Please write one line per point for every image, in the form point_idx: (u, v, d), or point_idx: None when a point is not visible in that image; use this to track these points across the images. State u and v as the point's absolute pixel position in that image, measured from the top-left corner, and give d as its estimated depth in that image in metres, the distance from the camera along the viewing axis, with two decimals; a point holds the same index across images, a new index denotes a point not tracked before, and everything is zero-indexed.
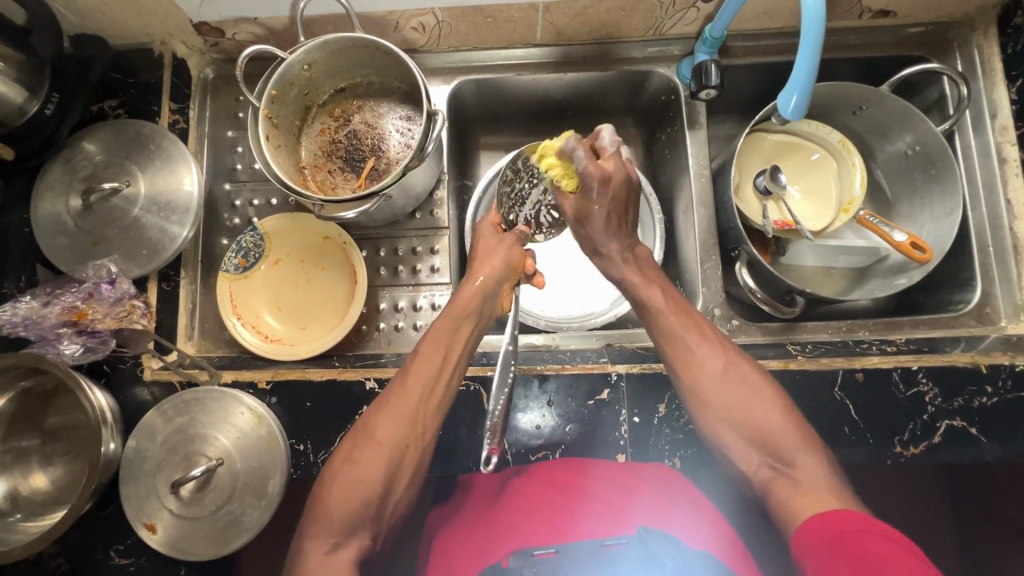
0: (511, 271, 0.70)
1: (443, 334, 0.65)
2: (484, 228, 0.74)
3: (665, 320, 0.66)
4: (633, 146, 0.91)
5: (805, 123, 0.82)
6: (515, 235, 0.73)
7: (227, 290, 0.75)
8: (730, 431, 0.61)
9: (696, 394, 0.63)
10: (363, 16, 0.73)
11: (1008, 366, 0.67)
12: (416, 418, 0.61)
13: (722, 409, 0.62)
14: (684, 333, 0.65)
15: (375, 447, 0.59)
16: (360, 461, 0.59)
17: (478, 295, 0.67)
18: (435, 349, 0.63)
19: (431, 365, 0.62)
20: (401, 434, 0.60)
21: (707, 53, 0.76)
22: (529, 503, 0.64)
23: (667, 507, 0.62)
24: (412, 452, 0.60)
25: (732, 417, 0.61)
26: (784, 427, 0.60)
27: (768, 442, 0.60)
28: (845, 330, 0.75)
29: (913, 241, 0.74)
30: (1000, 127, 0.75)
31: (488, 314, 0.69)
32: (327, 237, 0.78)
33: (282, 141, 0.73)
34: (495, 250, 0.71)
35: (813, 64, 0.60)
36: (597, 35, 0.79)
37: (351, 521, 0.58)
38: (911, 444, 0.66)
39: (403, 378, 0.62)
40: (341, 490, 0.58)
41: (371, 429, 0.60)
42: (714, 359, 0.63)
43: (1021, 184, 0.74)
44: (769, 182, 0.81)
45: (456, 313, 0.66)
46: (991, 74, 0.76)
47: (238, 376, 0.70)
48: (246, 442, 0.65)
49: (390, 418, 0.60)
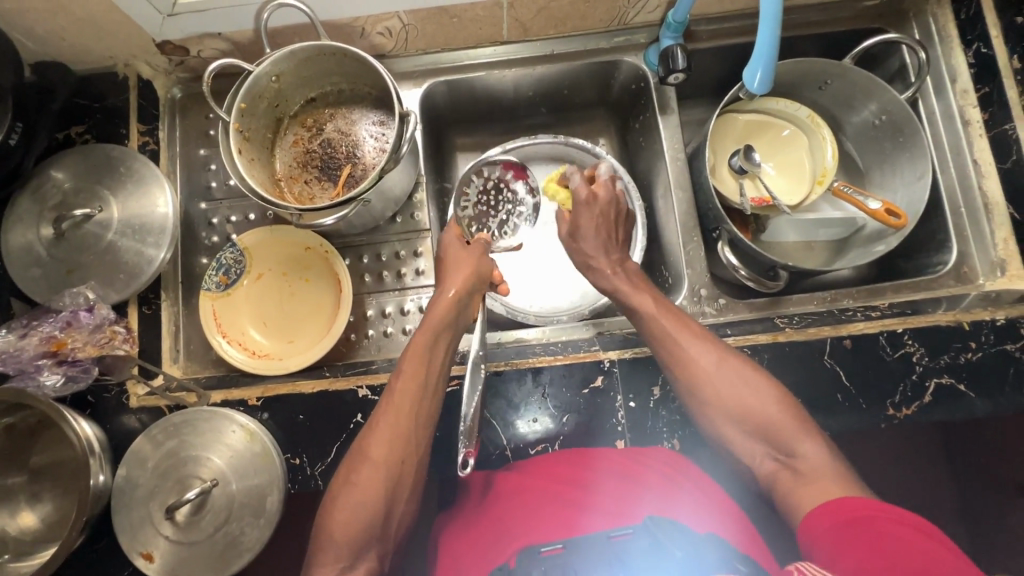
0: (480, 280, 0.71)
1: (423, 347, 0.65)
2: (449, 240, 0.74)
3: (654, 323, 0.66)
4: (608, 137, 0.93)
5: (772, 101, 0.83)
6: (481, 244, 0.75)
7: (209, 309, 0.73)
8: (730, 425, 0.61)
9: (693, 393, 0.63)
10: (328, 24, 0.72)
11: (990, 321, 0.68)
12: (409, 433, 0.60)
13: (720, 402, 0.61)
14: (676, 334, 0.65)
15: (372, 466, 0.58)
16: (356, 483, 0.58)
17: (452, 305, 0.67)
18: (418, 361, 0.63)
19: (416, 380, 0.62)
20: (395, 449, 0.59)
21: (673, 38, 0.76)
22: (537, 499, 0.63)
23: (677, 493, 0.61)
24: (409, 467, 0.59)
25: (730, 409, 0.61)
26: (785, 420, 0.59)
27: (767, 431, 0.59)
28: (830, 299, 0.76)
29: (887, 207, 0.77)
30: (961, 92, 0.77)
31: (462, 323, 0.69)
32: (308, 248, 0.76)
33: (255, 155, 0.72)
34: (466, 258, 0.72)
35: (773, 41, 0.58)
36: (562, 28, 0.80)
37: (353, 548, 0.56)
38: (904, 406, 0.66)
39: (390, 395, 0.61)
40: (342, 513, 0.57)
41: (365, 449, 0.59)
42: (708, 355, 0.63)
43: (985, 145, 0.75)
44: (743, 162, 0.82)
45: (433, 324, 0.66)
46: (948, 41, 0.78)
47: (227, 395, 0.69)
48: (239, 461, 0.64)
49: (381, 434, 0.59)
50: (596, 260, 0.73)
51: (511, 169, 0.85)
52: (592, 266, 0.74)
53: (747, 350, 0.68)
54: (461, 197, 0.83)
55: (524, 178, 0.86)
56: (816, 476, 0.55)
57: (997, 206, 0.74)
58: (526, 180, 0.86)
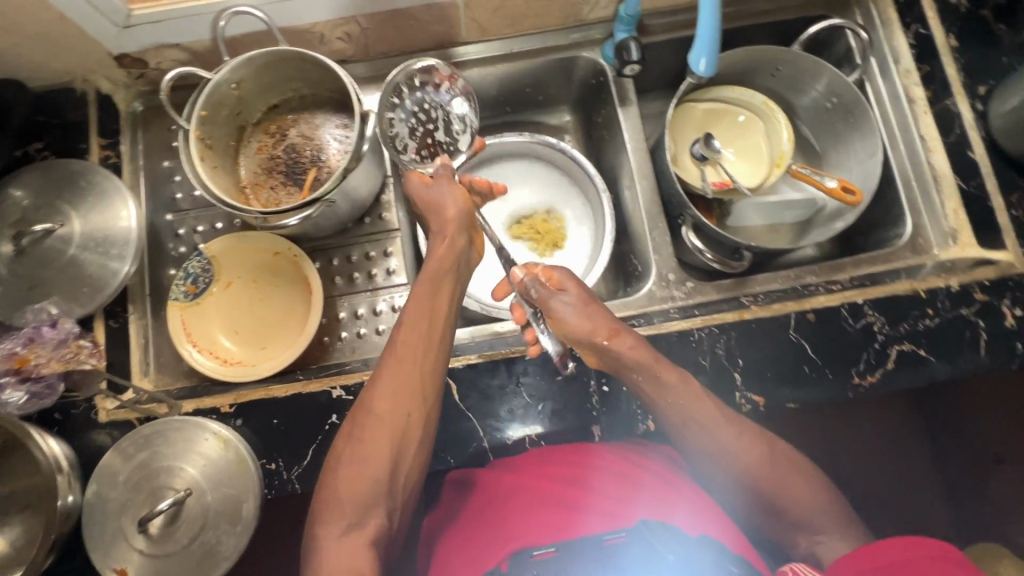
0: (470, 218, 0.70)
1: (425, 301, 0.66)
2: (416, 188, 0.71)
3: (671, 400, 0.64)
4: (573, 133, 0.96)
5: (724, 89, 0.86)
6: (449, 177, 0.71)
7: (178, 319, 0.72)
8: (757, 506, 0.64)
9: (730, 479, 0.63)
10: (286, 30, 0.73)
11: (945, 288, 0.71)
12: (412, 391, 0.62)
13: (752, 488, 0.63)
14: (709, 425, 0.63)
15: (377, 420, 0.60)
16: (363, 440, 0.60)
17: (451, 250, 0.68)
18: (422, 320, 0.64)
19: (420, 333, 0.64)
20: (399, 404, 0.61)
21: (626, 31, 0.78)
22: (534, 499, 0.64)
23: (671, 498, 0.64)
24: (415, 421, 0.62)
25: (761, 494, 0.63)
26: (792, 481, 0.63)
27: (793, 517, 0.63)
28: (793, 276, 0.76)
29: (842, 185, 0.79)
30: (904, 71, 0.80)
31: (464, 270, 0.70)
32: (276, 253, 0.76)
33: (218, 162, 0.72)
34: (443, 206, 0.69)
35: (714, 21, 0.59)
36: (520, 27, 0.82)
37: (361, 509, 0.59)
38: (868, 374, 0.68)
39: (394, 350, 0.63)
40: (347, 472, 0.59)
41: (368, 406, 0.61)
42: (744, 444, 0.62)
43: (931, 121, 0.78)
44: (704, 149, 0.84)
45: (432, 272, 0.67)
46: (889, 23, 0.81)
47: (199, 404, 0.68)
48: (213, 469, 0.64)
49: (386, 393, 0.61)
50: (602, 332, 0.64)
51: (424, 80, 0.78)
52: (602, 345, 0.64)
53: (714, 329, 0.70)
54: (397, 140, 0.77)
55: (440, 81, 0.78)
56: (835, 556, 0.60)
57: (946, 177, 0.76)
58: (443, 81, 0.78)
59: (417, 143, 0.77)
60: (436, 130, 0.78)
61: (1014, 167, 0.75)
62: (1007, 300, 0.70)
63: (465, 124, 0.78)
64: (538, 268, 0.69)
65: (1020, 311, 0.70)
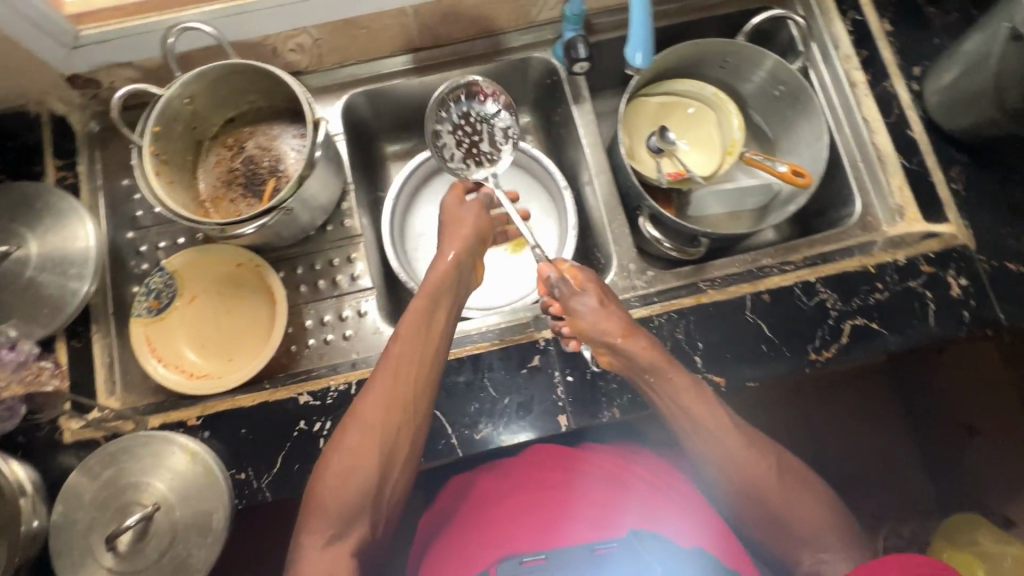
0: (479, 238, 0.75)
1: (421, 318, 0.67)
2: (452, 203, 0.77)
3: (682, 400, 0.63)
4: (534, 134, 0.98)
5: (675, 83, 0.89)
6: (478, 199, 0.78)
7: (142, 335, 0.72)
8: (764, 522, 0.64)
9: (739, 492, 0.64)
10: (237, 43, 0.74)
11: (892, 263, 0.74)
12: (400, 406, 0.62)
13: (755, 501, 0.63)
14: (721, 435, 0.63)
15: (366, 431, 0.61)
16: (351, 448, 0.61)
17: (451, 268, 0.71)
18: (416, 335, 0.65)
19: (417, 343, 0.65)
20: (387, 415, 0.62)
21: (573, 30, 0.80)
22: (526, 506, 0.68)
23: (660, 508, 0.67)
24: (404, 435, 0.63)
25: (767, 508, 0.63)
26: (788, 497, 0.63)
27: (798, 534, 0.63)
28: (751, 259, 0.78)
29: (793, 169, 0.81)
30: (844, 57, 0.83)
31: (461, 289, 0.73)
32: (239, 265, 0.76)
33: (175, 177, 0.73)
34: (464, 219, 0.75)
35: (646, 16, 0.59)
36: (472, 31, 0.84)
37: (345, 518, 0.61)
38: (824, 349, 0.70)
39: (389, 362, 0.64)
40: (334, 481, 0.60)
41: (360, 418, 0.62)
42: (748, 453, 0.63)
43: (871, 103, 0.81)
44: (659, 142, 0.87)
45: (431, 289, 0.69)
46: (827, 12, 0.85)
47: (165, 418, 0.69)
48: (181, 482, 0.64)
49: (375, 403, 0.62)
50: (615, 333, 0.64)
51: (472, 94, 0.80)
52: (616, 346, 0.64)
53: (673, 314, 0.72)
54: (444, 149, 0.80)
55: (484, 94, 0.80)
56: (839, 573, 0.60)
57: (889, 156, 0.79)
58: (487, 96, 0.80)
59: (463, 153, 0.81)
60: (481, 141, 0.81)
61: (952, 143, 0.77)
62: (952, 271, 0.73)
63: (508, 136, 0.82)
64: (565, 265, 0.68)
65: (964, 281, 0.72)
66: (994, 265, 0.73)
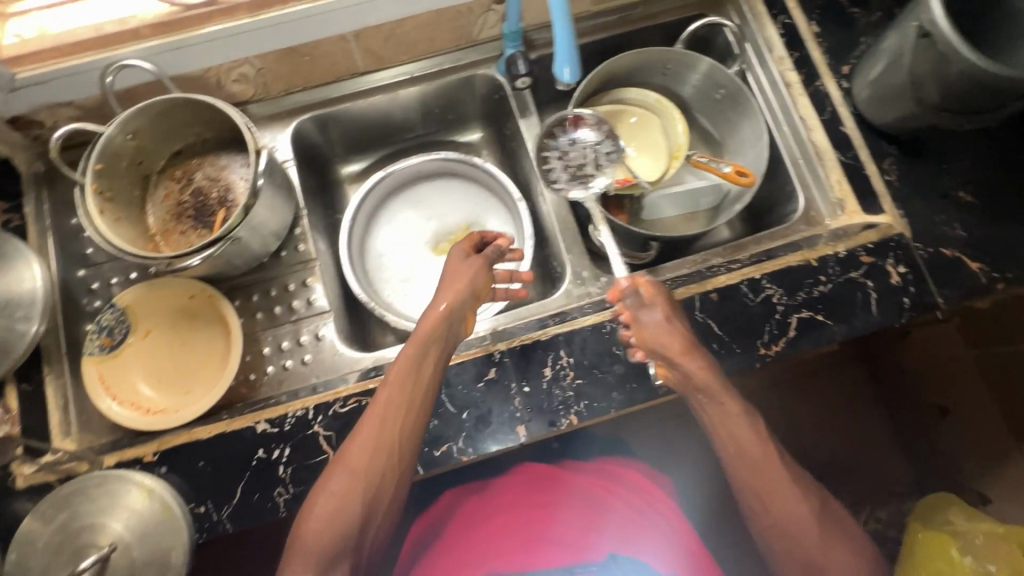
0: (474, 295, 0.72)
1: (412, 363, 0.66)
2: (456, 254, 0.75)
3: (733, 431, 0.64)
4: (489, 148, 0.99)
5: (621, 92, 0.92)
6: (481, 258, 0.75)
7: (94, 374, 0.71)
8: (786, 560, 0.62)
9: (773, 526, 0.63)
10: (179, 77, 0.75)
11: (834, 255, 0.76)
12: (389, 450, 0.63)
13: (777, 538, 0.63)
14: (761, 467, 0.62)
15: (351, 474, 0.61)
16: (336, 491, 0.61)
17: (442, 319, 0.68)
18: (404, 382, 0.65)
19: (402, 391, 0.65)
20: (372, 459, 0.62)
21: (514, 47, 0.81)
22: (512, 529, 0.82)
23: (629, 528, 0.81)
24: (389, 479, 0.63)
25: (793, 547, 0.61)
26: (830, 552, 0.61)
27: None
28: (699, 261, 0.80)
29: (736, 169, 0.83)
30: (778, 58, 0.86)
31: (453, 339, 0.70)
32: (192, 296, 0.76)
33: (121, 214, 0.73)
34: (461, 274, 0.73)
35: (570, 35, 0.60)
36: (416, 52, 0.85)
37: (326, 562, 0.59)
38: (773, 344, 0.72)
39: (377, 409, 0.64)
40: (318, 522, 0.60)
41: (346, 461, 0.62)
42: (781, 487, 0.62)
43: (806, 101, 0.84)
44: (609, 149, 0.89)
45: (422, 338, 0.67)
46: (759, 16, 0.88)
47: (121, 456, 0.68)
48: (139, 521, 0.63)
49: (363, 446, 0.62)
50: (673, 348, 0.65)
51: (572, 120, 0.86)
52: (676, 362, 0.65)
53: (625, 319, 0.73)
54: (549, 172, 0.85)
55: (581, 121, 0.86)
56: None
57: (827, 151, 0.81)
58: (588, 123, 0.86)
59: (568, 174, 0.85)
60: (586, 165, 0.86)
61: (884, 136, 0.80)
62: (890, 260, 0.75)
63: (609, 159, 0.86)
64: (641, 279, 0.70)
65: (903, 269, 0.75)
66: (931, 252, 0.75)
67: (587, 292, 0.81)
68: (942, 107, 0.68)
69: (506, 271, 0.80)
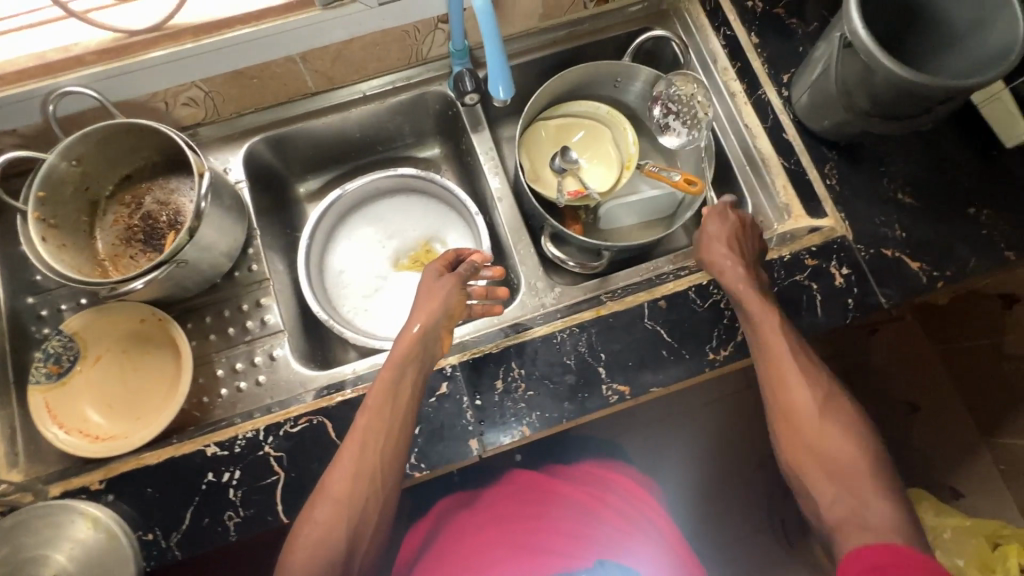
0: (448, 316, 0.70)
1: (389, 385, 0.65)
2: (429, 273, 0.74)
3: (764, 330, 0.67)
4: (448, 164, 1.01)
5: (573, 104, 0.93)
6: (455, 276, 0.73)
7: (40, 402, 0.70)
8: (807, 455, 0.62)
9: (792, 420, 0.63)
10: (126, 102, 0.75)
11: (779, 259, 0.77)
12: (373, 473, 0.62)
13: (798, 430, 0.63)
14: (784, 363, 0.65)
15: (333, 502, 0.60)
16: (319, 521, 0.60)
17: (417, 342, 0.67)
18: (383, 403, 0.64)
19: (381, 417, 0.64)
20: (354, 485, 0.61)
21: (461, 64, 0.83)
22: (504, 537, 0.79)
23: (622, 535, 0.81)
24: (371, 504, 0.62)
25: (814, 437, 0.62)
26: (847, 447, 0.61)
27: (841, 471, 0.60)
28: (651, 269, 0.82)
29: (686, 177, 0.85)
30: (722, 69, 0.89)
31: (431, 361, 0.69)
32: (142, 320, 0.75)
33: (67, 240, 0.72)
34: (434, 295, 0.71)
35: (501, 54, 0.64)
36: (367, 71, 0.86)
37: None
38: (721, 348, 0.73)
39: (357, 434, 0.63)
40: (304, 552, 0.59)
41: (327, 488, 0.61)
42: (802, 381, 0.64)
43: (750, 110, 0.86)
44: (562, 161, 0.90)
45: (397, 362, 0.66)
46: (703, 29, 0.91)
47: (66, 485, 0.67)
48: (82, 552, 0.62)
49: (343, 472, 0.62)
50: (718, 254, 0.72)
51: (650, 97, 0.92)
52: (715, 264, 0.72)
53: (575, 329, 0.74)
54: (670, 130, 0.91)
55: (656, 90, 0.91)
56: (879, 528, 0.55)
57: (771, 158, 0.83)
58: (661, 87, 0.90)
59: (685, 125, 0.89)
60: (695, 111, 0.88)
61: (824, 142, 0.82)
62: (834, 262, 0.77)
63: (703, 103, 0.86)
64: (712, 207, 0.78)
65: (846, 271, 0.76)
66: (872, 253, 0.77)
67: (544, 302, 0.82)
68: (873, 113, 0.71)
69: (481, 288, 0.77)
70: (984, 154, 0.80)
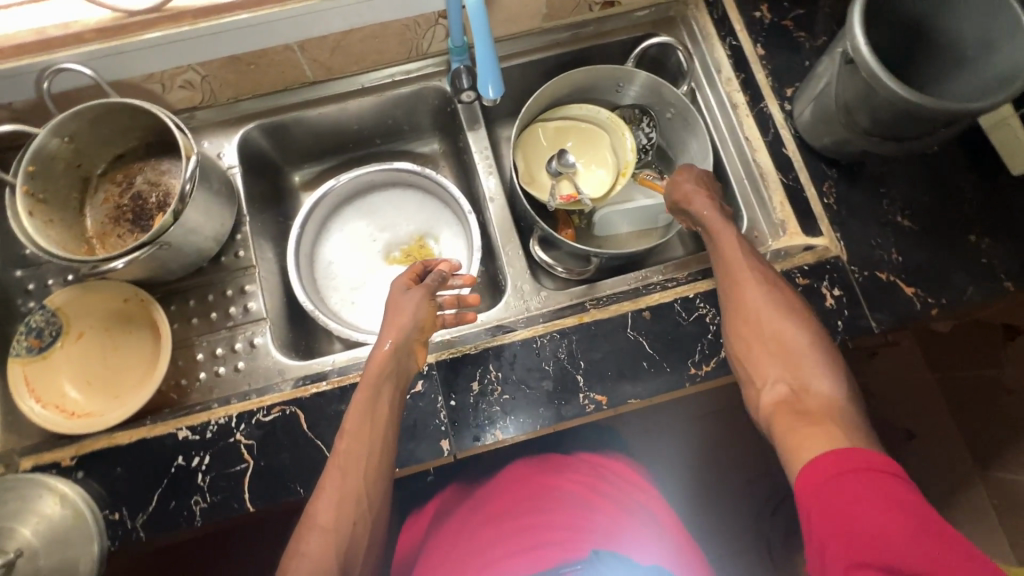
0: (420, 329, 0.69)
1: (365, 406, 0.63)
2: (399, 285, 0.73)
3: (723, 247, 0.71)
4: (445, 160, 1.01)
5: (574, 107, 0.92)
6: (424, 288, 0.72)
7: (19, 374, 0.71)
8: (758, 349, 0.65)
9: (744, 317, 0.66)
10: (121, 82, 0.75)
11: None
12: (360, 495, 0.58)
13: (752, 326, 0.66)
14: (739, 272, 0.69)
15: (321, 531, 0.56)
16: (306, 553, 0.55)
17: (390, 359, 0.66)
18: (361, 424, 0.62)
19: (362, 441, 0.61)
20: (342, 511, 0.57)
21: (460, 60, 0.83)
22: (495, 536, 0.77)
23: (621, 526, 0.78)
24: (361, 528, 0.58)
25: (766, 330, 0.65)
26: (794, 338, 0.63)
27: (788, 357, 0.63)
28: (639, 278, 0.80)
29: None
30: (726, 80, 0.87)
31: (406, 374, 0.68)
32: (126, 299, 0.76)
33: (55, 216, 0.73)
34: (402, 311, 0.69)
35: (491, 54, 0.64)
36: (366, 63, 0.85)
37: None
38: (704, 363, 0.71)
39: (337, 458, 0.60)
40: None
41: (313, 517, 0.57)
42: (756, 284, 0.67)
43: (751, 122, 0.84)
44: (559, 164, 0.89)
45: (372, 380, 0.64)
46: (709, 37, 0.89)
47: (38, 459, 0.67)
48: (48, 527, 0.62)
49: (328, 498, 0.58)
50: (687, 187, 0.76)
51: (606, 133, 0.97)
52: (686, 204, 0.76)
53: (556, 334, 0.73)
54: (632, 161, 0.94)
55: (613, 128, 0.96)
56: (821, 411, 0.58)
57: (769, 173, 0.82)
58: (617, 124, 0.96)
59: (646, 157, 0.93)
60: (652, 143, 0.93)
61: (824, 159, 0.81)
62: (826, 282, 0.75)
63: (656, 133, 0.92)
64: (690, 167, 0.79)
65: (838, 292, 0.74)
66: (866, 276, 0.75)
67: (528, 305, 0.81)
68: (873, 132, 0.69)
69: (451, 297, 0.77)
70: (990, 180, 0.78)
